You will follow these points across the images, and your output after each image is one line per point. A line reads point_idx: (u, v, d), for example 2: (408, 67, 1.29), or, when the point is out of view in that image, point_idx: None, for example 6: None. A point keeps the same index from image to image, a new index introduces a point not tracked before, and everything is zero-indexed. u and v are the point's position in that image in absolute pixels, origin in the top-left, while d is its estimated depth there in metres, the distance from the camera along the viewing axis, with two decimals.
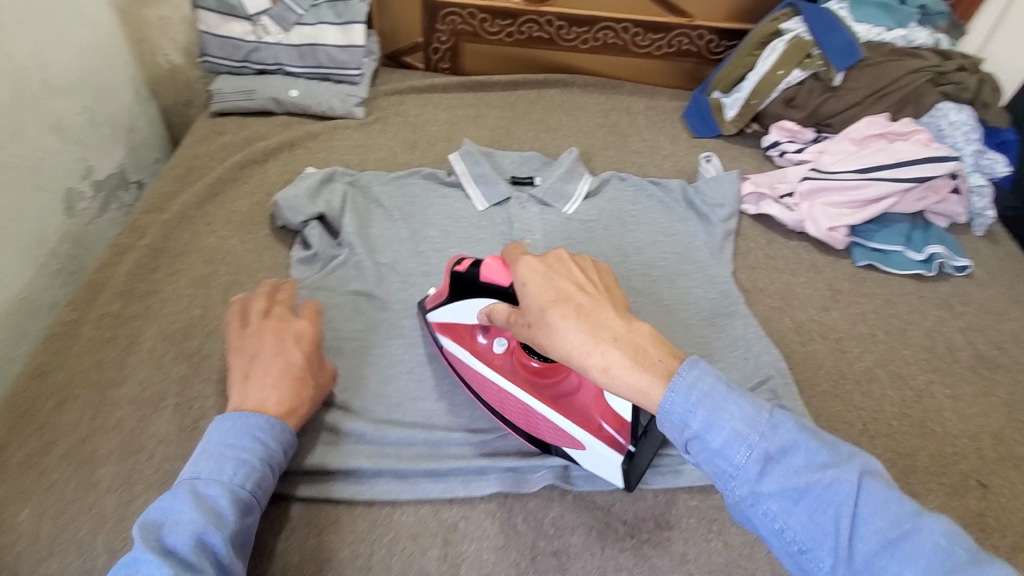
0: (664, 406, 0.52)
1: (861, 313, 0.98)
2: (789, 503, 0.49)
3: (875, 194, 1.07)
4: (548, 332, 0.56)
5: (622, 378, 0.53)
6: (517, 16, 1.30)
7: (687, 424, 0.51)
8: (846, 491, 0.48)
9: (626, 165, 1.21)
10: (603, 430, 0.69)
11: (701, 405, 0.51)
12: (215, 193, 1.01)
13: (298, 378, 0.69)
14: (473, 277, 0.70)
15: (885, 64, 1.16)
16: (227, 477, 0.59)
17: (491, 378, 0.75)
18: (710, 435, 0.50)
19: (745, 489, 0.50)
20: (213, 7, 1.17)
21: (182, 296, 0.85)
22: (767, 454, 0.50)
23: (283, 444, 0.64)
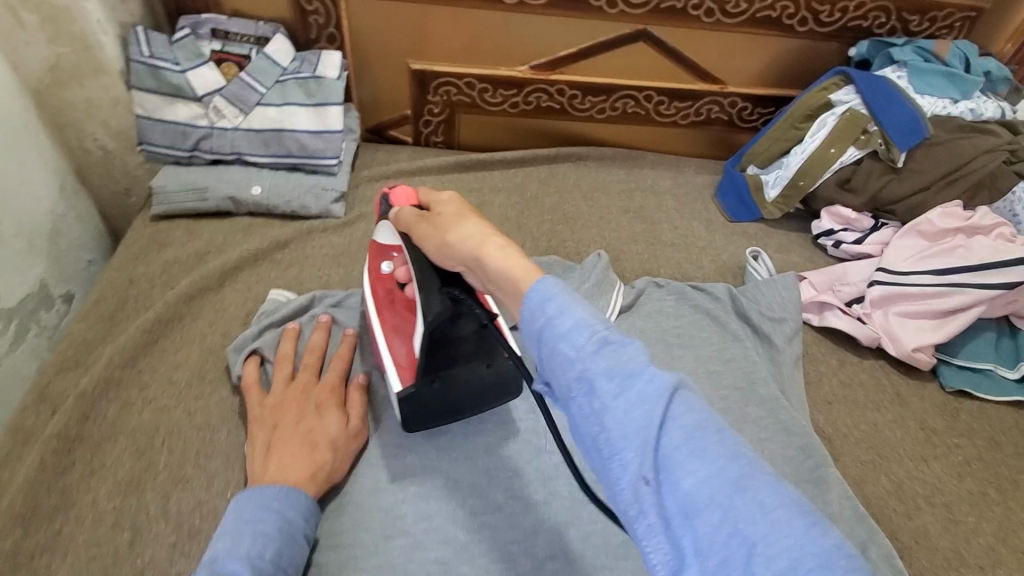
0: (529, 290, 0.43)
1: (964, 464, 0.82)
2: (608, 394, 0.38)
3: (962, 305, 0.90)
4: (456, 219, 0.55)
5: (510, 259, 0.47)
6: (523, 85, 1.11)
7: (542, 311, 0.41)
8: (657, 395, 0.37)
9: (660, 265, 1.03)
10: (403, 363, 0.70)
11: (559, 298, 0.41)
12: (154, 339, 0.78)
13: (320, 441, 0.66)
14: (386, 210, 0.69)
15: (955, 143, 1.00)
16: (240, 551, 0.53)
17: (372, 298, 0.77)
18: (558, 321, 0.41)
19: (573, 370, 0.39)
20: (153, 87, 0.94)
21: (104, 517, 0.64)
22: (605, 339, 0.39)
23: (301, 499, 0.60)
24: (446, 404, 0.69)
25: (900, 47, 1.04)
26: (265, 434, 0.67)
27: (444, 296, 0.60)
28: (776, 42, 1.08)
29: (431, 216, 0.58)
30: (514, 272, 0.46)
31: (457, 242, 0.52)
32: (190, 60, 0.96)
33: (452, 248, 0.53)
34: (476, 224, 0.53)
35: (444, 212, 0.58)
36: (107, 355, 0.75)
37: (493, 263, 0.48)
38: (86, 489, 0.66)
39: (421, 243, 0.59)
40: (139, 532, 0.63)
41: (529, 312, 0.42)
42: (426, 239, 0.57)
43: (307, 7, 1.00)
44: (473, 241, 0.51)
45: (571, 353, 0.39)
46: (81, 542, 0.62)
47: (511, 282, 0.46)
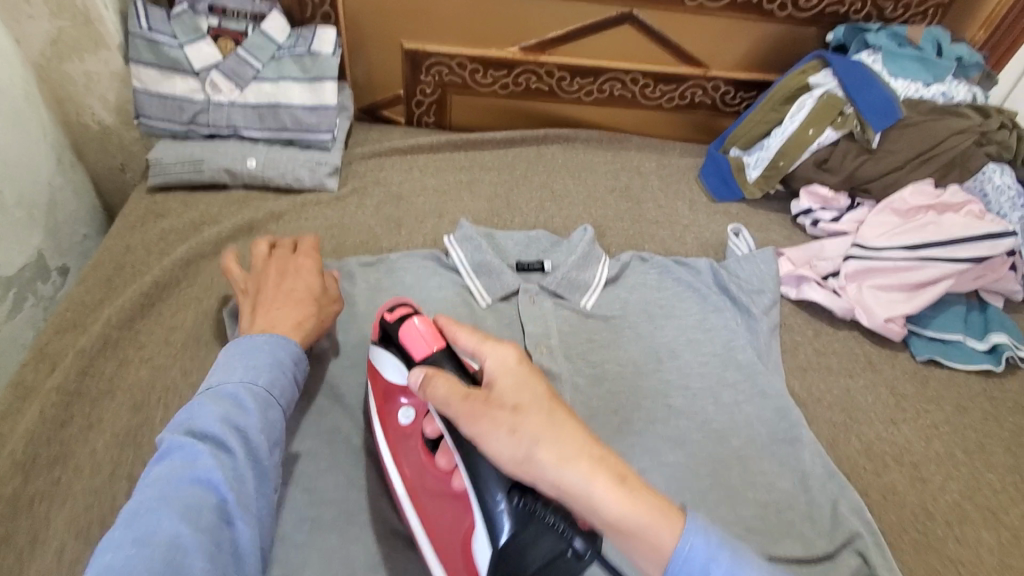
0: (673, 547, 0.46)
1: (932, 427, 0.86)
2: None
3: (931, 277, 0.94)
4: (551, 428, 0.51)
5: (635, 504, 0.48)
6: (513, 66, 1.14)
7: (705, 574, 0.45)
8: None
9: (645, 241, 1.07)
10: (457, 564, 0.59)
11: (723, 552, 0.45)
12: (151, 302, 0.80)
13: (302, 298, 0.73)
14: (394, 332, 0.65)
15: (928, 125, 1.04)
16: (236, 380, 0.61)
17: (387, 449, 0.67)
18: (713, 571, 0.45)
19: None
20: (150, 61, 0.96)
21: (103, 466, 0.66)
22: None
23: (289, 346, 0.66)
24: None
25: (875, 32, 1.08)
26: (250, 301, 0.74)
27: (516, 498, 0.51)
28: (758, 26, 1.12)
29: (494, 404, 0.53)
30: (636, 515, 0.47)
31: (557, 469, 0.49)
32: (187, 35, 0.98)
33: (545, 470, 0.49)
34: (576, 433, 0.51)
35: (518, 400, 0.53)
36: (105, 316, 0.77)
37: (608, 504, 0.48)
38: (85, 441, 0.68)
39: (487, 444, 0.52)
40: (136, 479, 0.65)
41: (678, 569, 0.46)
42: (494, 428, 0.52)
43: None
44: (575, 463, 0.49)
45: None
46: (80, 489, 0.65)
47: (645, 531, 0.47)
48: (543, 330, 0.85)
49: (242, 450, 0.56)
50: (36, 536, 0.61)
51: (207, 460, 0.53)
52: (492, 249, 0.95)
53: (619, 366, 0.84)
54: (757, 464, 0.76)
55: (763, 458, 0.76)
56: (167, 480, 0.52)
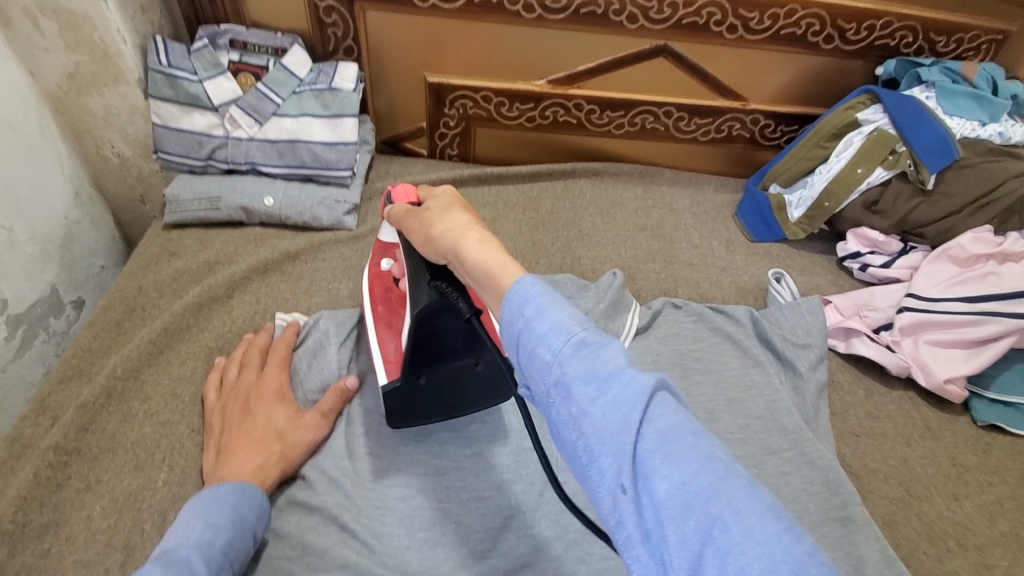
0: (511, 288, 0.42)
1: (996, 502, 0.78)
2: (584, 397, 0.36)
3: (996, 335, 0.85)
4: (444, 211, 0.55)
5: (484, 258, 0.46)
6: (540, 99, 1.09)
7: (520, 313, 0.40)
8: (636, 394, 0.35)
9: (678, 284, 1.00)
10: (390, 360, 0.70)
11: (541, 294, 0.40)
12: (159, 350, 0.77)
13: (265, 433, 0.66)
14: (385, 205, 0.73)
15: (989, 166, 0.96)
16: (189, 540, 0.52)
17: (369, 295, 0.79)
18: (537, 324, 0.39)
19: (551, 375, 0.37)
20: (170, 97, 0.94)
21: (97, 537, 0.61)
22: (583, 342, 0.38)
23: (256, 495, 0.59)
24: (437, 399, 0.68)
25: (928, 67, 1.01)
26: (215, 440, 0.68)
27: (434, 282, 0.60)
28: (801, 59, 1.05)
29: (423, 212, 0.58)
30: (491, 266, 0.45)
31: (441, 234, 0.52)
32: (207, 70, 0.96)
33: (438, 242, 0.52)
34: (462, 218, 0.53)
35: (435, 207, 0.56)
36: (112, 366, 0.73)
37: (467, 259, 0.48)
38: (81, 506, 0.63)
39: (411, 235, 0.59)
40: (131, 553, 0.60)
41: (505, 316, 0.41)
42: (415, 232, 0.58)
43: (325, 19, 0.99)
44: (453, 233, 0.50)
45: (548, 357, 0.38)
46: (71, 561, 0.60)
47: (494, 277, 0.44)
48: None
49: None
50: None
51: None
52: None
53: None
54: None
55: (812, 541, 0.69)
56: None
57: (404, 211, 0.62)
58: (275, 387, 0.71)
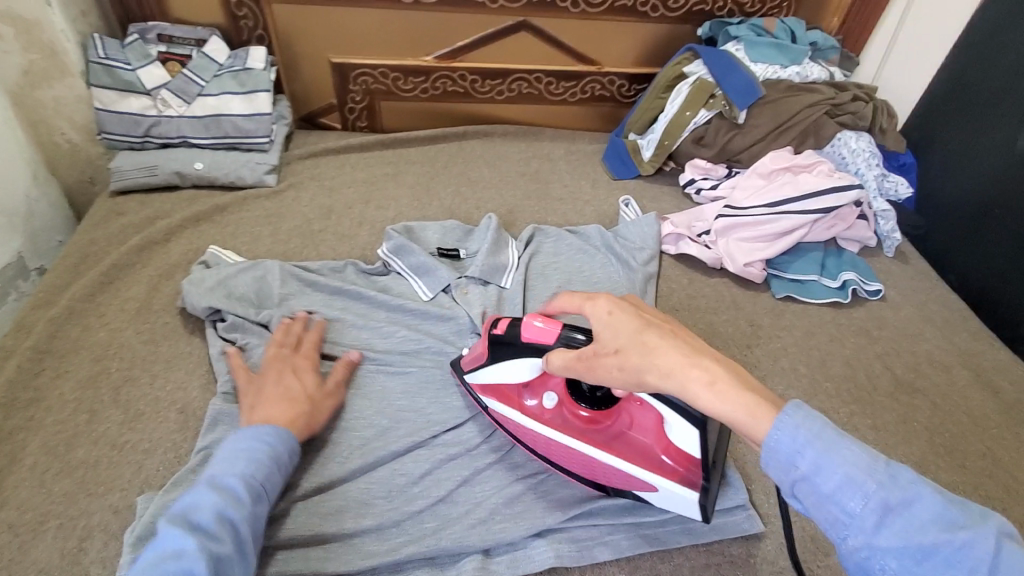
0: (770, 438, 0.48)
1: (782, 348, 0.99)
2: (910, 563, 0.43)
3: (786, 227, 1.09)
4: (643, 348, 0.55)
5: (725, 399, 0.50)
6: (429, 72, 1.30)
7: (795, 465, 0.46)
8: (977, 557, 0.42)
9: (549, 215, 1.22)
10: (668, 467, 0.69)
11: (812, 445, 0.46)
12: (110, 281, 0.95)
13: (298, 396, 0.77)
14: (513, 337, 0.72)
15: (785, 101, 1.21)
16: (237, 474, 0.63)
17: (530, 434, 0.77)
18: (923, 502, 0.44)
19: (860, 542, 0.44)
20: (108, 84, 1.13)
21: (68, 405, 0.79)
22: (891, 505, 0.44)
23: (290, 440, 0.70)
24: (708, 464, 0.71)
25: (737, 26, 1.25)
26: (247, 399, 0.76)
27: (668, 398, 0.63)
28: (637, 26, 1.29)
29: (603, 354, 0.59)
30: (740, 412, 0.49)
31: (657, 381, 0.54)
32: (139, 60, 1.15)
33: (658, 387, 0.54)
34: (670, 354, 0.53)
35: (621, 348, 0.57)
36: (72, 292, 0.91)
37: (704, 403, 0.51)
38: (53, 387, 0.81)
39: (597, 378, 0.60)
40: (95, 413, 0.79)
41: (808, 474, 0.46)
42: (606, 373, 0.59)
43: (237, 13, 1.19)
44: (675, 377, 0.52)
45: (869, 523, 0.44)
46: (48, 422, 0.78)
47: (742, 422, 0.49)
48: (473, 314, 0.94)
49: (235, 540, 0.58)
50: (13, 458, 0.74)
51: (193, 550, 0.53)
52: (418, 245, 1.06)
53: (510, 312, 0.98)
54: None
55: None
56: (154, 570, 0.52)
57: (572, 355, 0.64)
58: (304, 364, 0.82)
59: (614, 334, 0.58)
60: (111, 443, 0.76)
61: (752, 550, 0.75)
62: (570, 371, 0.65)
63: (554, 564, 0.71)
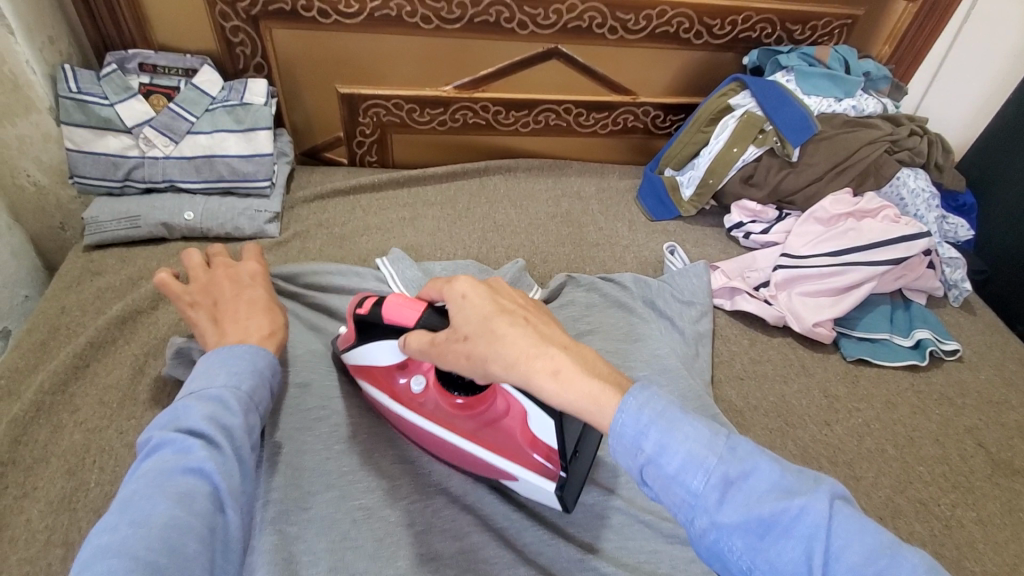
0: (615, 423, 0.48)
1: (864, 424, 0.88)
2: (752, 536, 0.45)
3: (855, 280, 0.98)
4: (490, 334, 0.54)
5: (568, 389, 0.50)
6: (448, 104, 1.17)
7: (640, 448, 0.47)
8: (812, 521, 0.44)
9: (587, 263, 1.10)
10: (530, 457, 0.64)
11: (655, 426, 0.47)
12: (86, 363, 0.80)
13: (262, 306, 0.71)
14: (376, 318, 0.67)
15: (841, 138, 1.11)
16: (221, 382, 0.57)
17: (397, 421, 0.71)
18: (758, 472, 0.46)
19: (705, 521, 0.46)
20: (82, 122, 0.97)
21: (32, 536, 0.64)
22: (728, 479, 0.46)
23: (269, 353, 0.63)
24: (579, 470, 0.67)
25: (786, 54, 1.15)
26: (205, 312, 0.71)
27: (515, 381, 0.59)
28: (678, 55, 1.18)
29: (453, 341, 0.57)
30: (585, 402, 0.50)
31: (502, 372, 0.53)
32: (118, 94, 0.99)
33: (500, 377, 0.53)
34: (517, 338, 0.53)
35: (471, 335, 0.55)
36: (39, 381, 0.76)
37: (548, 394, 0.51)
38: (14, 512, 0.66)
39: (451, 367, 0.58)
40: (69, 547, 0.64)
41: (648, 455, 0.47)
42: (457, 364, 0.57)
43: (232, 39, 1.04)
44: (518, 369, 0.52)
45: (710, 501, 0.46)
46: (6, 561, 0.62)
47: (585, 410, 0.50)
48: None
49: (235, 450, 0.54)
50: None
51: (199, 455, 0.51)
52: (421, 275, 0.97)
53: None
54: None
55: None
56: (153, 475, 0.49)
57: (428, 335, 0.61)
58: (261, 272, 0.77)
59: (467, 314, 0.56)
60: None
61: None
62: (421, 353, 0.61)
63: None
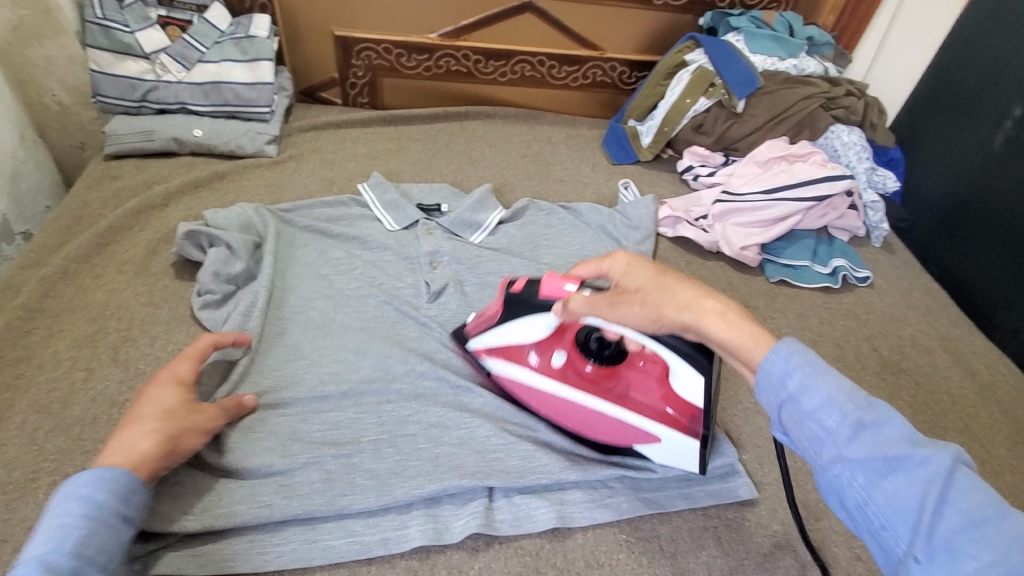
0: (763, 363, 0.52)
1: (776, 329, 1.02)
2: (875, 474, 0.46)
3: (782, 213, 1.11)
4: (663, 285, 0.62)
5: (732, 328, 0.57)
6: (433, 50, 1.30)
7: (784, 385, 0.51)
8: (936, 471, 0.44)
9: (549, 195, 1.23)
10: (674, 419, 0.74)
11: (801, 368, 0.50)
12: (106, 243, 0.93)
13: (146, 415, 0.65)
14: (530, 295, 0.76)
15: (781, 92, 1.24)
16: (42, 546, 0.52)
17: (537, 396, 0.81)
18: (889, 425, 0.47)
19: (829, 451, 0.48)
20: (105, 45, 1.10)
21: (63, 363, 0.78)
22: (861, 423, 0.47)
23: (113, 474, 0.58)
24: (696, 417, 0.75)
25: (738, 17, 1.29)
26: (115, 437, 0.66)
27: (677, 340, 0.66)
28: (641, 14, 1.31)
29: (626, 292, 0.65)
30: (739, 341, 0.56)
31: (674, 312, 0.61)
32: (138, 22, 1.12)
33: (673, 318, 0.61)
34: (686, 289, 0.61)
35: (636, 283, 0.65)
36: (67, 252, 0.89)
37: (711, 332, 0.59)
38: (46, 345, 0.80)
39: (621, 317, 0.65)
40: (92, 372, 0.78)
41: (766, 381, 0.52)
42: (630, 312, 0.64)
43: None
44: (691, 310, 0.60)
45: (826, 430, 0.48)
46: (41, 380, 0.76)
47: (745, 350, 0.56)
48: (434, 252, 1.00)
49: None
50: (3, 416, 0.72)
51: None
52: (400, 193, 1.11)
53: (502, 279, 0.99)
54: None
55: None
56: None
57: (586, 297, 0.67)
58: (191, 371, 0.71)
59: (633, 277, 0.65)
60: (108, 403, 0.75)
61: (748, 516, 0.77)
62: (583, 312, 0.67)
63: (556, 524, 0.72)
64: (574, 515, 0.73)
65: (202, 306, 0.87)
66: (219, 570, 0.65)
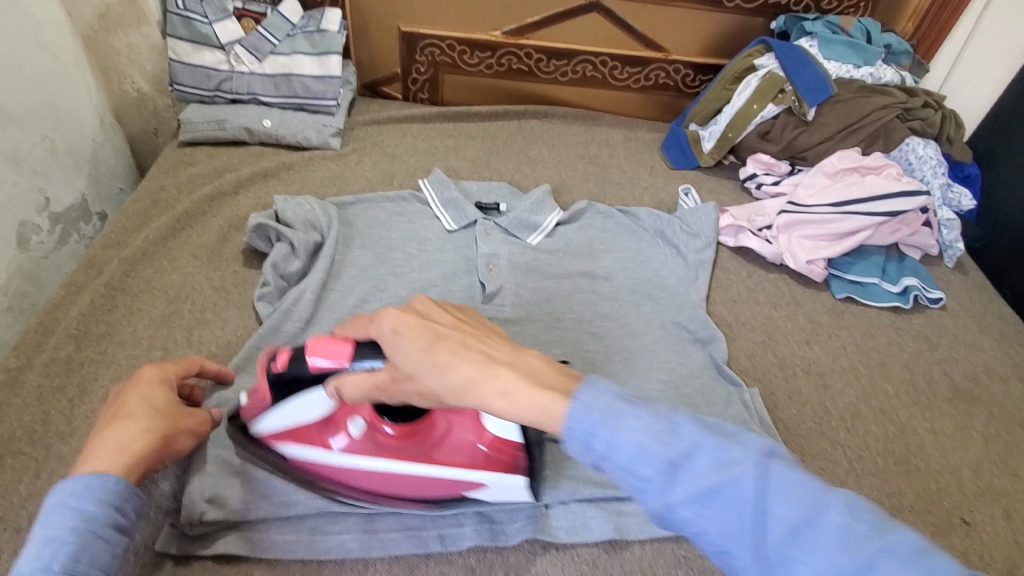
0: (565, 425, 0.44)
1: (841, 347, 0.99)
2: (700, 510, 0.41)
3: (852, 227, 1.06)
4: (433, 365, 0.50)
5: (523, 405, 0.46)
6: (496, 48, 1.30)
7: (591, 447, 0.43)
8: (750, 488, 0.40)
9: (607, 198, 1.22)
10: (495, 462, 0.68)
11: (601, 421, 0.43)
12: (181, 227, 0.97)
13: (134, 411, 0.60)
14: (297, 373, 0.63)
15: (855, 101, 1.20)
16: (31, 561, 0.51)
17: (341, 465, 0.69)
18: (699, 451, 0.42)
19: (658, 504, 0.42)
20: (184, 36, 1.13)
21: (142, 341, 0.82)
22: (673, 462, 0.42)
23: (106, 480, 0.55)
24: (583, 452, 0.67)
25: (812, 21, 1.24)
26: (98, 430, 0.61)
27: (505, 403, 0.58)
28: (709, 16, 1.28)
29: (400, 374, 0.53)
30: (535, 419, 0.45)
31: (459, 390, 0.48)
32: (215, 14, 1.15)
33: (466, 403, 0.49)
34: (466, 364, 0.48)
35: (410, 352, 0.51)
36: (145, 235, 0.93)
37: (506, 414, 0.47)
38: (127, 323, 0.83)
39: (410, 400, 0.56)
40: (168, 352, 0.81)
41: (576, 442, 0.43)
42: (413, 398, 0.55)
43: None
44: (470, 395, 0.48)
45: (648, 477, 0.42)
46: (122, 356, 0.80)
47: (538, 422, 0.45)
48: (494, 253, 0.99)
49: None
50: (89, 388, 0.76)
51: None
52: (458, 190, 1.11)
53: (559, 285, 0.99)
54: (681, 366, 0.90)
55: (688, 362, 0.90)
56: None
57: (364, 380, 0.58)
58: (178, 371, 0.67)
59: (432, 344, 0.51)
60: None
61: None
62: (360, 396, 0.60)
63: (614, 535, 0.71)
64: (630, 527, 0.72)
65: (262, 296, 0.88)
66: (288, 553, 0.67)
